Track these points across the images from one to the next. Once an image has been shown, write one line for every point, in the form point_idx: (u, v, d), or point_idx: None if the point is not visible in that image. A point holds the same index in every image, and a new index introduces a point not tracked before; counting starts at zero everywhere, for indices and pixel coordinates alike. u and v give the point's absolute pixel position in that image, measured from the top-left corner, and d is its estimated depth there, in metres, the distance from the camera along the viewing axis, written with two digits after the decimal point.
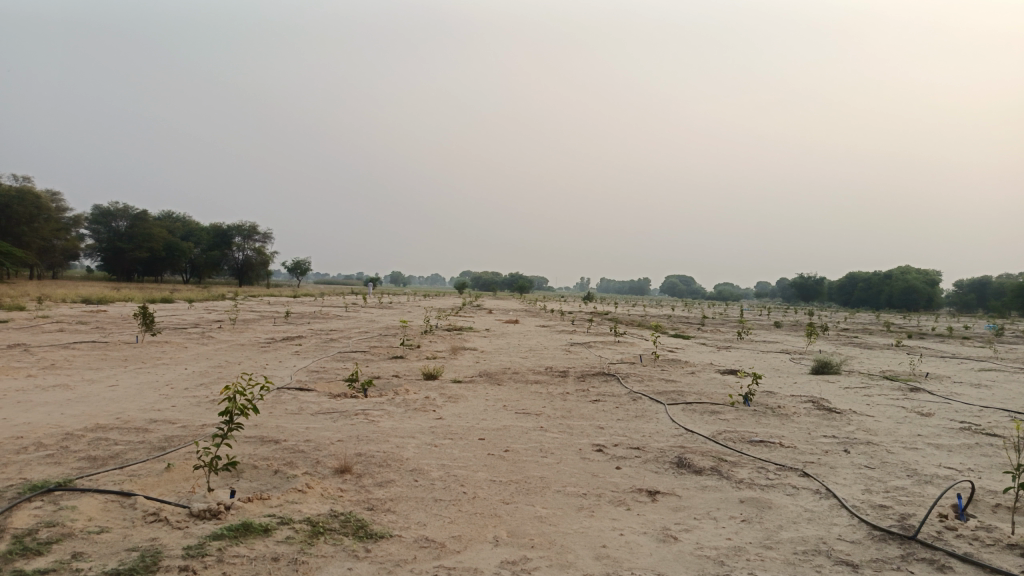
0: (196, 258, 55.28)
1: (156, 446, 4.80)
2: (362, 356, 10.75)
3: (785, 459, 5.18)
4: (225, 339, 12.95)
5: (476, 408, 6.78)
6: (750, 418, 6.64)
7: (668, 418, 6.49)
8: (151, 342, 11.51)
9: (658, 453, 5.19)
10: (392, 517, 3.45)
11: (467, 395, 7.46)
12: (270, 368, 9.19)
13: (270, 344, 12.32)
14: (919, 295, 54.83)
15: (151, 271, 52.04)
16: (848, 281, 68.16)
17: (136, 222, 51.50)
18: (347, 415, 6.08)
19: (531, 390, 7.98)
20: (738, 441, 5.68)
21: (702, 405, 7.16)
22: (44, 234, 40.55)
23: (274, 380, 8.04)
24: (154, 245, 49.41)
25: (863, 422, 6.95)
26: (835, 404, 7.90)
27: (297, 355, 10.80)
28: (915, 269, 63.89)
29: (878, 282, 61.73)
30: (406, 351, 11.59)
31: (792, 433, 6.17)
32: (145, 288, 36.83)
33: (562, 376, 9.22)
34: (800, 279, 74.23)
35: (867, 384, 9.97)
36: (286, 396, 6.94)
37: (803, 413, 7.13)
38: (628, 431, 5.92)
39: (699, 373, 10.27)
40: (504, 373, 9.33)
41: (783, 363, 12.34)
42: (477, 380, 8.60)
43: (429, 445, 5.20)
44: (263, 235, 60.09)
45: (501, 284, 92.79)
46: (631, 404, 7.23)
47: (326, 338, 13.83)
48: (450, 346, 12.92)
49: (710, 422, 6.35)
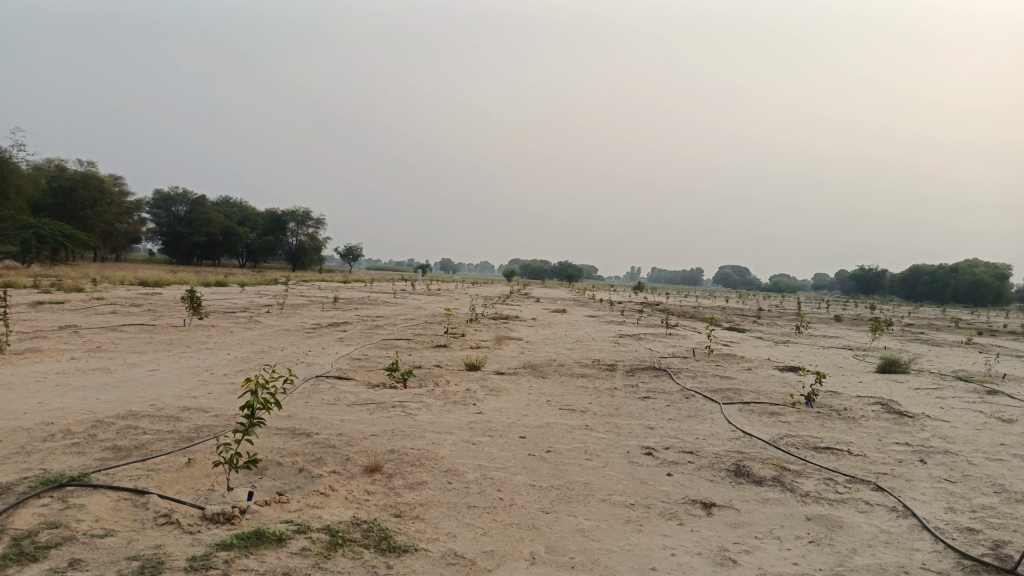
0: (252, 242, 56.36)
1: (184, 436, 4.63)
2: (405, 344, 10.54)
3: (856, 470, 4.72)
4: (272, 324, 12.94)
5: (518, 403, 6.46)
6: (813, 422, 6.16)
7: (724, 420, 6.07)
8: (198, 325, 11.55)
9: (713, 459, 4.79)
10: (420, 526, 3.16)
11: (510, 388, 7.14)
12: (312, 355, 9.04)
13: (315, 330, 12.24)
14: (987, 289, 52.34)
15: (209, 254, 53.28)
16: (911, 274, 65.51)
17: (194, 206, 52.74)
18: (383, 408, 5.84)
19: (577, 385, 7.63)
20: (801, 447, 5.23)
21: (760, 406, 6.70)
22: (108, 218, 41.83)
23: (314, 368, 7.87)
24: (212, 230, 50.51)
25: (939, 428, 6.38)
26: (906, 407, 7.32)
27: (340, 341, 10.66)
28: (984, 262, 60.99)
29: (944, 276, 59.10)
30: (450, 340, 11.34)
31: (861, 440, 5.67)
32: (201, 271, 37.57)
33: (610, 370, 8.83)
34: (859, 271, 71.77)
35: (939, 385, 9.29)
36: (323, 385, 6.75)
37: (871, 417, 6.61)
38: (680, 433, 5.53)
39: (756, 369, 9.74)
40: (549, 365, 9.00)
41: (846, 360, 11.65)
42: (521, 372, 8.29)
43: (467, 442, 4.91)
44: (316, 221, 60.85)
45: (550, 272, 92.36)
46: (683, 402, 6.82)
47: (371, 325, 13.70)
48: (495, 335, 12.63)
49: (769, 425, 5.91)
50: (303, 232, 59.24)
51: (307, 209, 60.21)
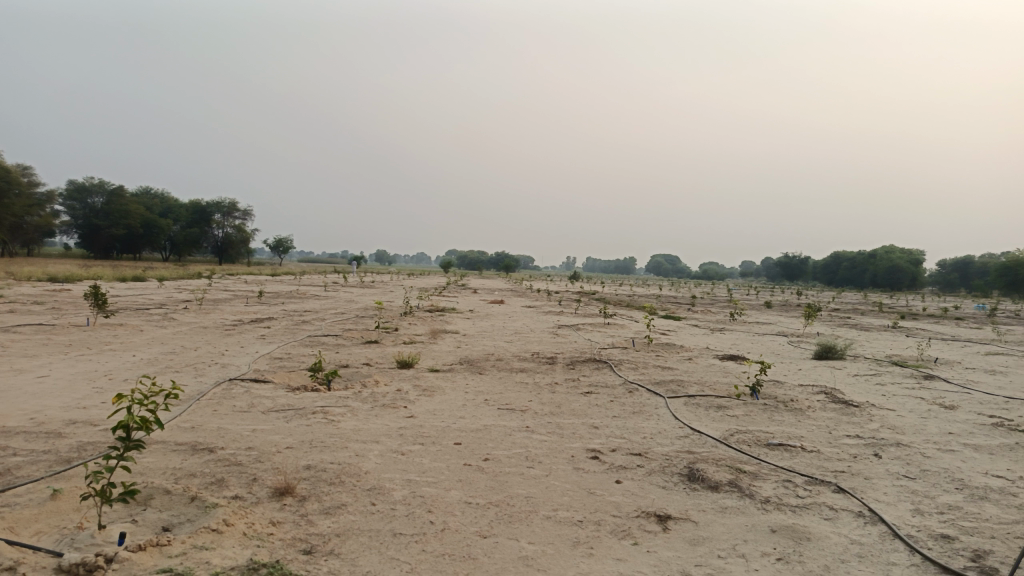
0: (175, 235, 53.94)
1: (61, 457, 3.98)
2: (332, 341, 9.88)
3: (813, 469, 4.43)
4: (189, 321, 12.06)
5: (453, 403, 5.97)
6: (762, 415, 5.90)
7: (671, 415, 5.74)
8: (104, 324, 10.61)
9: (664, 461, 4.42)
10: (333, 565, 2.66)
11: (444, 387, 6.64)
12: (229, 355, 8.32)
13: (235, 327, 11.44)
14: (904, 274, 54.59)
15: (129, 248, 50.73)
16: (834, 260, 67.85)
17: (112, 197, 50.10)
18: (303, 414, 5.27)
19: (516, 381, 7.19)
20: (753, 445, 4.92)
21: (707, 399, 6.40)
22: (15, 210, 39.13)
23: (229, 370, 7.18)
24: (132, 223, 48.03)
25: (886, 418, 6.21)
26: (850, 396, 7.16)
27: (262, 339, 9.93)
28: (901, 247, 63.69)
29: (864, 262, 61.38)
30: (381, 335, 10.74)
31: (812, 434, 5.41)
32: (118, 267, 35.49)
33: (550, 364, 8.44)
34: (785, 258, 73.93)
35: (877, 371, 9.24)
36: (236, 390, 6.11)
37: (818, 408, 6.38)
38: (626, 432, 5.16)
39: (698, 359, 9.49)
40: (487, 360, 8.53)
41: (783, 347, 11.59)
42: (457, 369, 7.79)
43: (395, 452, 4.41)
44: (244, 212, 58.65)
45: (487, 263, 92.12)
46: (628, 397, 6.46)
47: (297, 320, 12.95)
48: (430, 329, 12.10)
49: (718, 420, 5.60)
50: (230, 224, 56.90)
51: (234, 199, 57.91)
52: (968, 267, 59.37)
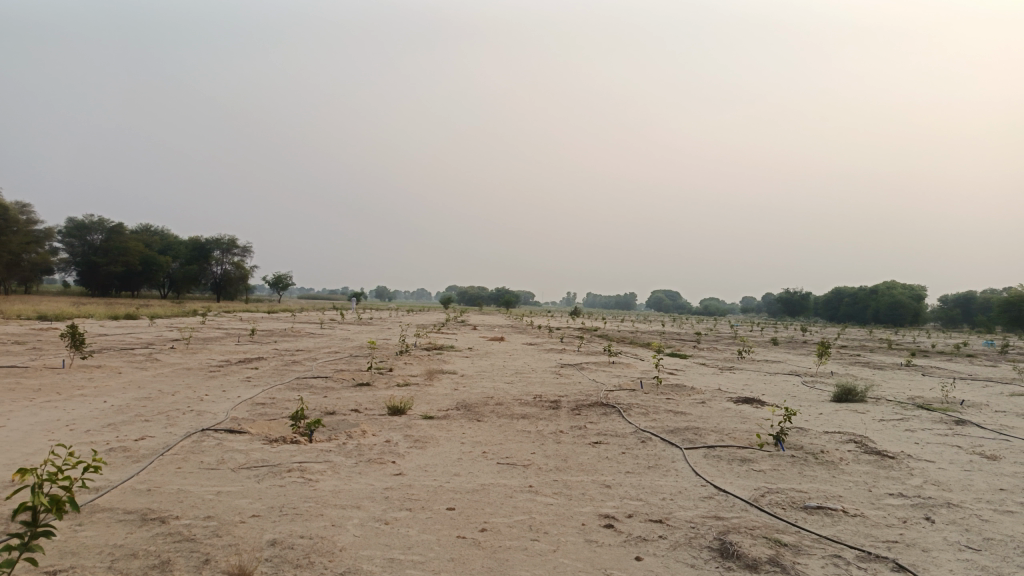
0: (173, 272, 53.59)
1: None
2: (320, 384, 9.28)
3: (862, 540, 3.83)
4: (174, 362, 11.46)
5: (447, 458, 5.36)
6: (792, 469, 5.30)
7: (690, 471, 5.15)
8: (81, 366, 10.03)
9: (690, 531, 3.83)
10: None
11: (438, 438, 6.04)
12: (208, 400, 7.72)
13: (221, 368, 10.84)
14: (906, 310, 54.03)
15: (127, 286, 50.29)
16: (835, 296, 67.35)
17: (112, 234, 49.87)
18: (277, 473, 4.68)
19: (517, 429, 6.58)
20: (789, 508, 4.32)
21: (728, 450, 5.81)
22: (12, 247, 38.75)
23: (204, 418, 6.58)
24: (130, 259, 47.68)
25: (927, 472, 5.60)
26: (882, 445, 6.54)
27: (246, 382, 9.33)
28: (902, 283, 63.23)
29: (866, 297, 60.88)
30: (373, 377, 10.14)
31: (851, 493, 4.82)
32: (114, 305, 34.99)
33: (554, 409, 7.83)
34: (786, 293, 73.44)
35: (903, 416, 8.61)
36: (208, 443, 5.51)
37: (851, 460, 5.78)
38: (642, 493, 4.57)
39: (711, 402, 8.87)
40: (485, 405, 7.93)
41: (798, 389, 10.98)
42: (452, 415, 7.18)
43: (377, 521, 3.81)
44: (242, 248, 58.33)
45: (487, 299, 91.63)
46: (640, 448, 5.87)
47: (288, 361, 12.35)
48: (426, 369, 11.50)
49: (744, 477, 5.01)
50: (229, 261, 56.46)
51: (232, 236, 57.62)
52: (971, 303, 58.90)
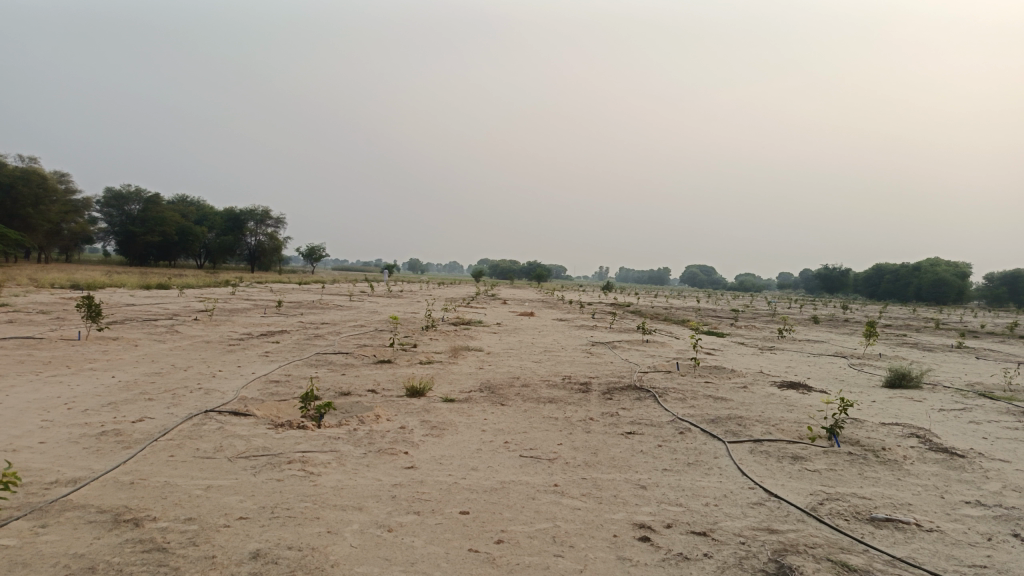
0: (208, 243, 53.99)
1: None
2: (339, 361, 8.87)
3: (945, 564, 3.25)
4: (194, 334, 11.17)
5: (465, 448, 4.87)
6: (851, 471, 4.71)
7: (737, 470, 4.59)
8: (98, 338, 9.75)
9: (742, 549, 3.28)
10: None
11: (457, 424, 5.56)
12: (220, 377, 7.35)
13: (240, 342, 10.50)
14: (950, 287, 52.16)
15: (164, 256, 50.75)
16: (875, 273, 65.47)
17: (149, 205, 50.30)
18: (277, 464, 4.24)
19: (543, 415, 6.07)
20: (853, 520, 3.75)
21: (777, 445, 5.24)
22: (52, 217, 39.14)
23: (211, 397, 6.19)
24: (167, 230, 48.04)
25: (1006, 474, 4.96)
26: (949, 441, 5.89)
27: (263, 358, 8.95)
28: (947, 261, 61.12)
29: (908, 275, 59.02)
30: (395, 354, 9.72)
31: (921, 500, 4.23)
32: (150, 274, 35.27)
33: (585, 392, 7.31)
34: (824, 269, 71.62)
35: (966, 405, 7.90)
36: (209, 427, 5.09)
37: (916, 459, 5.17)
38: (683, 497, 4.03)
39: (753, 387, 8.25)
40: (511, 387, 7.44)
41: (847, 373, 10.28)
42: (475, 398, 6.69)
43: (380, 527, 3.34)
44: (276, 219, 58.46)
45: (519, 272, 91.10)
46: (679, 441, 5.32)
47: (310, 335, 11.99)
48: (451, 346, 11.04)
49: (799, 479, 4.44)
50: (262, 232, 56.55)
51: (267, 207, 57.68)
52: (1018, 281, 56.78)
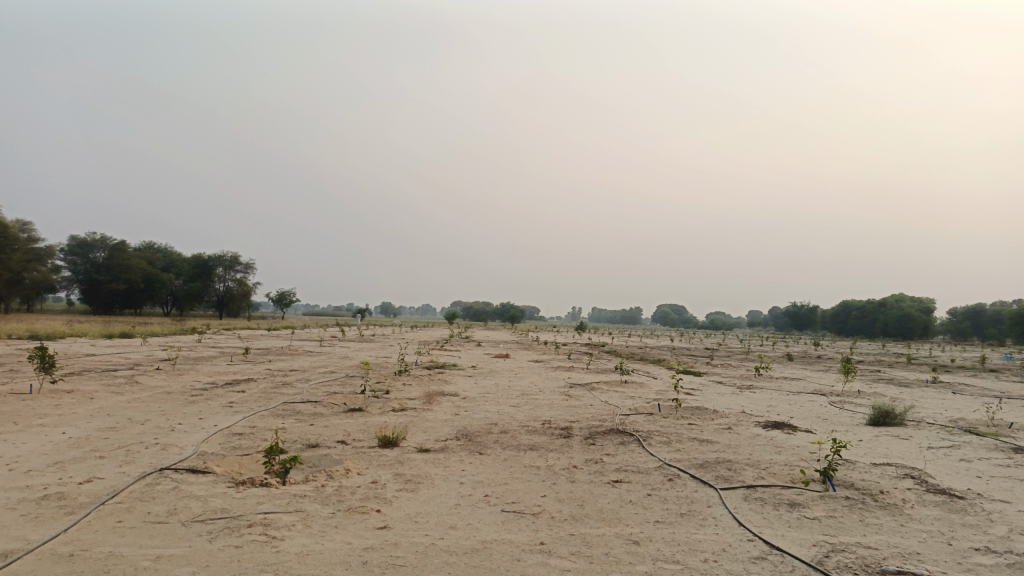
0: (176, 289, 52.97)
1: None
2: (308, 410, 8.45)
3: None
4: (155, 385, 10.67)
5: (443, 503, 4.54)
6: (852, 518, 4.46)
7: (732, 520, 4.32)
8: (51, 391, 9.23)
9: None
10: None
11: (433, 477, 5.22)
12: (179, 430, 6.91)
13: (203, 392, 10.03)
14: (916, 322, 52.99)
15: (130, 303, 49.64)
16: (843, 310, 66.40)
17: (115, 252, 49.31)
18: (237, 529, 3.87)
19: (524, 464, 5.76)
20: (863, 574, 3.49)
21: (771, 491, 4.99)
22: (12, 265, 38.05)
23: (168, 453, 5.78)
24: (133, 277, 47.07)
25: (1010, 516, 4.75)
26: (945, 482, 5.68)
27: (227, 408, 8.52)
28: (912, 296, 62.23)
29: (875, 310, 59.92)
30: (367, 401, 9.33)
31: (929, 548, 3.98)
32: (114, 323, 34.39)
33: (566, 438, 7.01)
34: (792, 306, 72.53)
35: (954, 443, 7.73)
36: (163, 487, 4.69)
37: (916, 503, 4.95)
38: (679, 552, 3.73)
39: (738, 428, 8.00)
40: (489, 434, 7.11)
41: (829, 411, 10.11)
42: (451, 448, 6.34)
43: None
44: (244, 264, 57.62)
45: (491, 314, 90.91)
46: (669, 489, 5.03)
47: (278, 383, 11.54)
48: (425, 391, 10.68)
49: (799, 529, 4.17)
50: (231, 277, 55.53)
51: (236, 253, 56.94)
52: (981, 315, 57.95)
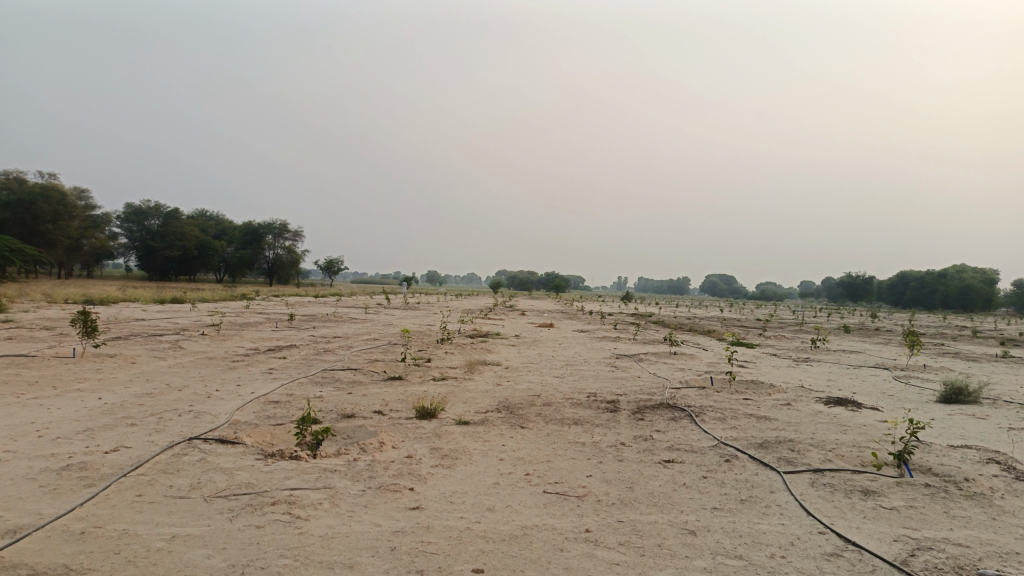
0: (227, 256, 53.91)
1: None
2: (347, 379, 8.24)
3: None
4: (198, 350, 10.60)
5: (481, 482, 4.22)
6: (935, 509, 3.99)
7: (800, 509, 3.89)
8: (94, 356, 9.19)
9: None
10: None
11: (472, 452, 4.90)
12: (215, 398, 6.75)
13: (244, 358, 9.92)
14: (978, 294, 50.81)
15: (184, 270, 50.71)
16: (900, 280, 64.07)
17: (169, 220, 50.24)
18: (260, 507, 3.61)
19: (568, 440, 5.41)
20: None
21: (842, 476, 4.54)
22: (71, 232, 38.98)
23: (200, 421, 5.59)
24: (186, 244, 47.95)
25: None
26: None
27: (266, 375, 8.36)
28: (974, 268, 59.65)
29: (934, 282, 57.66)
30: (408, 369, 9.10)
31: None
32: (167, 288, 35.06)
33: (614, 413, 6.63)
34: (846, 277, 70.46)
35: None
36: (190, 458, 4.48)
37: (1005, 491, 4.43)
38: (740, 546, 3.34)
39: (797, 405, 7.49)
40: (532, 406, 6.77)
41: (894, 387, 9.49)
42: (492, 420, 6.02)
43: None
44: (294, 232, 58.29)
45: (537, 283, 90.51)
46: (727, 472, 4.62)
47: (319, 350, 11.39)
48: (467, 360, 10.39)
49: (877, 522, 3.72)
50: (280, 244, 56.04)
51: (285, 221, 57.55)
52: None
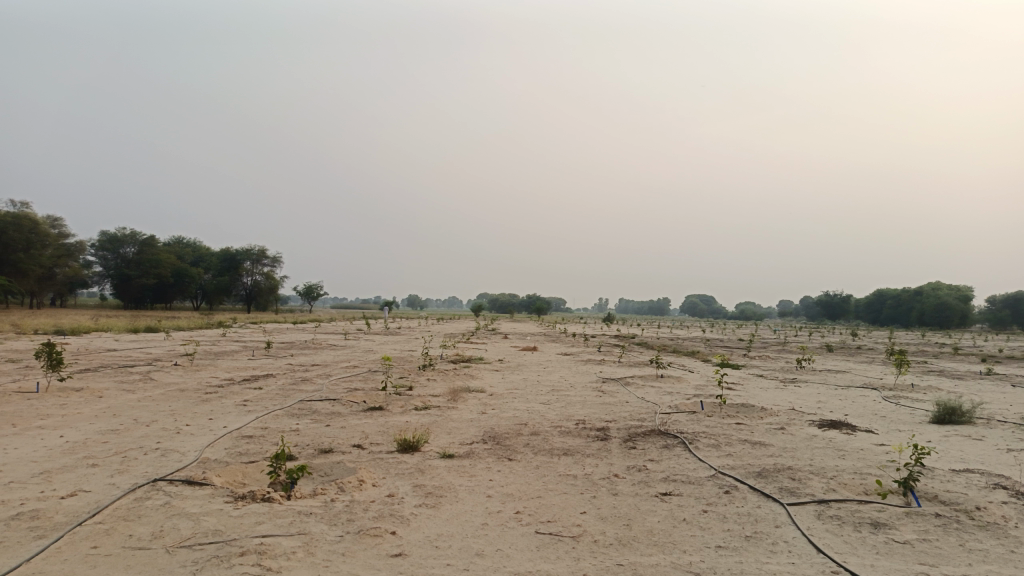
0: (205, 283, 53.16)
1: None
2: (325, 410, 7.90)
3: None
4: (170, 382, 10.20)
5: (468, 523, 3.93)
6: (950, 541, 3.77)
7: (809, 545, 3.64)
8: (58, 390, 8.77)
9: None
10: None
11: (457, 489, 4.62)
12: (185, 433, 6.40)
13: (218, 389, 9.54)
14: (954, 311, 51.31)
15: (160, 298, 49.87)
16: (877, 298, 64.67)
17: (144, 247, 49.48)
18: (227, 559, 3.30)
19: (559, 473, 5.13)
20: None
21: (848, 507, 4.31)
22: (43, 261, 38.19)
23: (168, 459, 5.26)
24: (162, 272, 47.19)
25: None
26: None
27: (240, 407, 8.01)
28: (949, 286, 60.39)
29: (911, 299, 58.24)
30: (389, 398, 8.78)
31: None
32: (141, 317, 34.37)
33: (605, 441, 6.37)
34: (824, 296, 71.02)
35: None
36: (153, 503, 4.14)
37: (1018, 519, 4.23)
38: None
39: (791, 429, 7.28)
40: (519, 436, 6.49)
41: (885, 408, 9.33)
42: (478, 453, 5.73)
43: None
44: (273, 258, 57.69)
45: (518, 306, 90.25)
46: (727, 504, 4.37)
47: (297, 379, 11.03)
48: (450, 387, 10.09)
49: (892, 559, 3.49)
50: (259, 271, 55.40)
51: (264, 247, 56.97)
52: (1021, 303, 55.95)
